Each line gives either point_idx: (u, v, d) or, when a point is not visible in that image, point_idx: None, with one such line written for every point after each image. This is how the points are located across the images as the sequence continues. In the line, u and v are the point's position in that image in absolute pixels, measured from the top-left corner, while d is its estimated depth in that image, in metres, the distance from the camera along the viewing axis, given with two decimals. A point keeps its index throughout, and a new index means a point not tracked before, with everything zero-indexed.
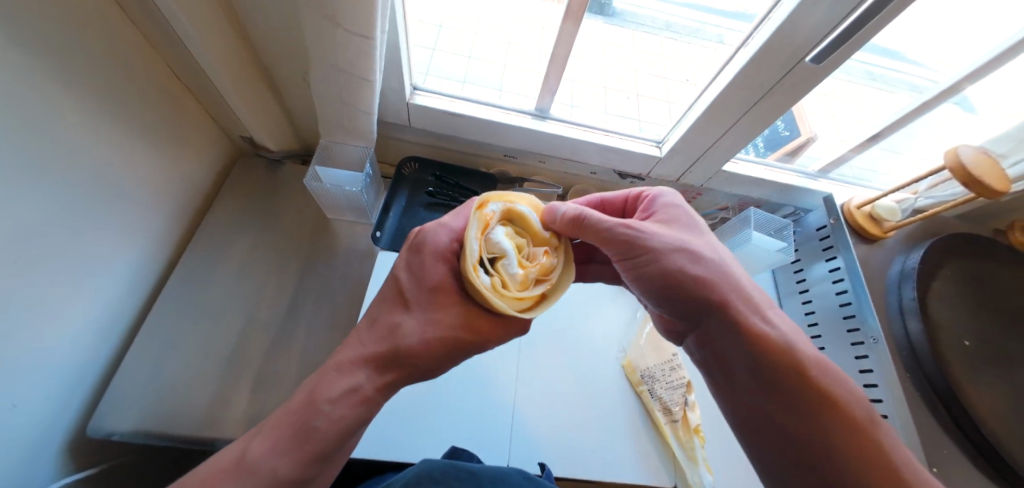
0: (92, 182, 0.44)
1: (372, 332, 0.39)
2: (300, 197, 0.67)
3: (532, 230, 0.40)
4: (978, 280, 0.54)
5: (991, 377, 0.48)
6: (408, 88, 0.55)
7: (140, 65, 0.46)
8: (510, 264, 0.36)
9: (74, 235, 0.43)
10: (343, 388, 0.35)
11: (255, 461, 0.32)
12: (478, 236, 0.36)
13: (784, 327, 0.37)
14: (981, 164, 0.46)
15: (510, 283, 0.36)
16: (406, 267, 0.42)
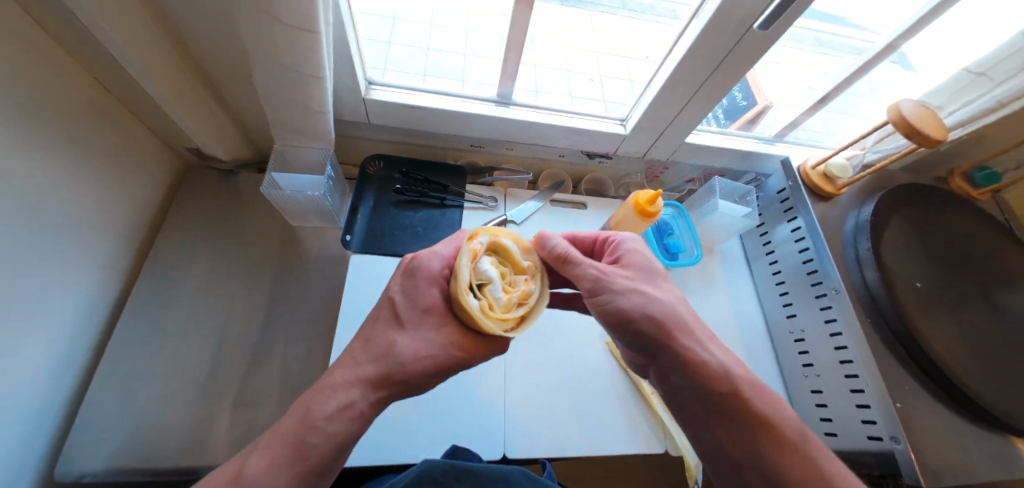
0: (24, 211, 0.40)
1: (367, 350, 0.38)
2: (260, 207, 0.64)
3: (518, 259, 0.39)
4: (925, 225, 0.58)
5: (940, 313, 0.52)
6: (363, 83, 0.53)
7: (62, 79, 0.42)
8: (497, 290, 0.36)
9: (12, 272, 0.40)
10: (341, 404, 0.34)
11: (253, 480, 0.30)
12: (468, 264, 0.36)
13: (725, 357, 0.40)
14: (920, 115, 0.49)
15: (497, 306, 0.36)
16: (401, 288, 0.41)
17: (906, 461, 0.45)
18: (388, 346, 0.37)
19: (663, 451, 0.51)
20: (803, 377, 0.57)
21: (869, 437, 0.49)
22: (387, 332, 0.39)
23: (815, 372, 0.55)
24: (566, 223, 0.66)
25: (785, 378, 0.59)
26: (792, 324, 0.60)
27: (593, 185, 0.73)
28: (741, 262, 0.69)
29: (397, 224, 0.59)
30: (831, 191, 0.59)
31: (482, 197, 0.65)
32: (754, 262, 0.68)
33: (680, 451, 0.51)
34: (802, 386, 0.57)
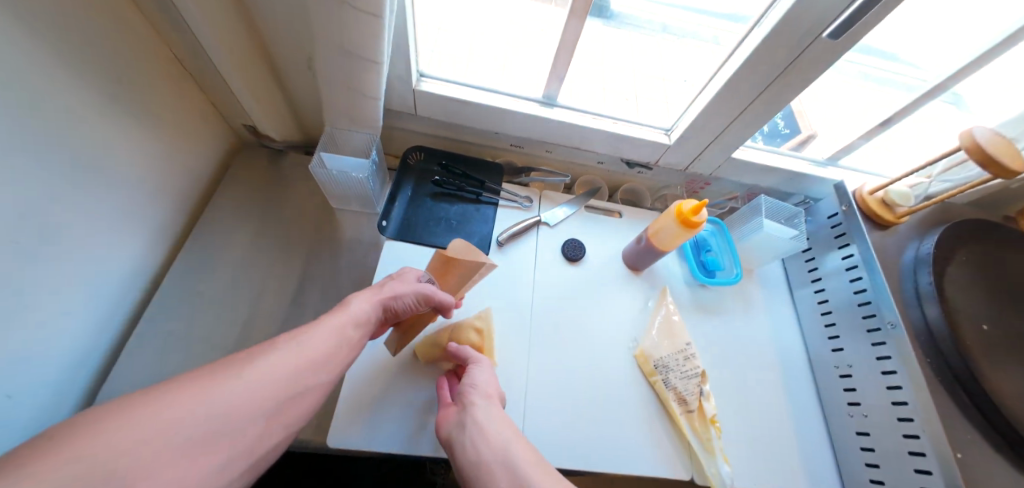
0: (92, 168, 0.42)
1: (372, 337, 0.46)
2: (303, 187, 0.66)
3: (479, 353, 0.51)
4: (992, 265, 0.54)
5: (1012, 362, 0.47)
6: (415, 74, 0.54)
7: (139, 45, 0.44)
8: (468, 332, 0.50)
9: (78, 223, 0.42)
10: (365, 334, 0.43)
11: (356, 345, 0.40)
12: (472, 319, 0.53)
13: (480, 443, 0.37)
14: (995, 144, 0.46)
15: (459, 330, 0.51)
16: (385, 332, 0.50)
17: None
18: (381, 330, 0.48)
19: (689, 478, 0.48)
20: (848, 416, 0.52)
21: None
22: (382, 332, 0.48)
23: (862, 412, 0.51)
24: (599, 230, 0.65)
25: (826, 414, 0.55)
26: (838, 359, 0.55)
27: (629, 195, 0.72)
28: (783, 288, 0.65)
29: (432, 216, 0.60)
30: (887, 220, 0.55)
31: (517, 197, 0.65)
32: (797, 289, 0.64)
33: (707, 480, 0.47)
34: (846, 426, 0.52)
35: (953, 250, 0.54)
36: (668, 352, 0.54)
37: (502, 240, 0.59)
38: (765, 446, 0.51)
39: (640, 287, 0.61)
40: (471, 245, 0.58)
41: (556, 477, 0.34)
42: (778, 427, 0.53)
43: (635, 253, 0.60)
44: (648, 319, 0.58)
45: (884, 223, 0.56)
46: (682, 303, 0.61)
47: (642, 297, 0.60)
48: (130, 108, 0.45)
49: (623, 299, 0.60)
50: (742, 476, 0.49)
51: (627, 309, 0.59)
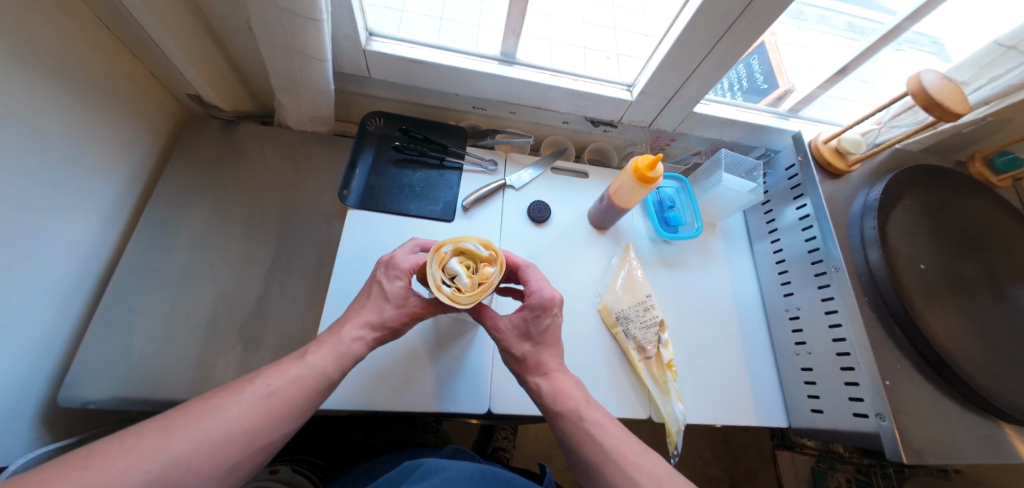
0: None
1: (387, 276, 0.42)
2: (259, 155, 0.62)
3: (479, 257, 0.37)
4: (936, 208, 0.57)
5: (945, 298, 0.50)
6: (363, 33, 0.52)
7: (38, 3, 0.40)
8: (435, 269, 0.36)
9: None
10: (390, 267, 0.42)
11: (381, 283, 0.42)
12: (472, 272, 0.36)
13: (623, 455, 0.37)
14: (943, 88, 0.47)
15: (462, 290, 0.35)
16: (388, 274, 0.42)
17: (891, 439, 0.44)
18: (394, 273, 0.42)
19: (647, 417, 0.52)
20: (795, 355, 0.56)
21: (855, 415, 0.48)
22: (390, 279, 0.42)
23: (807, 350, 0.55)
24: (565, 191, 0.65)
25: (776, 356, 0.59)
26: (788, 303, 0.59)
27: (596, 155, 0.73)
28: (743, 240, 0.68)
29: (394, 183, 0.59)
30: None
31: (482, 161, 0.64)
32: (755, 242, 0.67)
33: (663, 418, 0.51)
34: (793, 365, 0.56)
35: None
36: (630, 304, 0.56)
37: (466, 205, 0.59)
38: (715, 385, 0.55)
39: (605, 245, 0.63)
40: (435, 212, 0.58)
41: (647, 470, 0.36)
42: (732, 372, 0.57)
43: (599, 212, 0.61)
44: (612, 275, 0.60)
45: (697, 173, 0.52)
46: (645, 257, 0.63)
47: (607, 255, 0.62)
48: None
49: (589, 258, 0.61)
50: (697, 413, 0.53)
51: (592, 266, 0.60)
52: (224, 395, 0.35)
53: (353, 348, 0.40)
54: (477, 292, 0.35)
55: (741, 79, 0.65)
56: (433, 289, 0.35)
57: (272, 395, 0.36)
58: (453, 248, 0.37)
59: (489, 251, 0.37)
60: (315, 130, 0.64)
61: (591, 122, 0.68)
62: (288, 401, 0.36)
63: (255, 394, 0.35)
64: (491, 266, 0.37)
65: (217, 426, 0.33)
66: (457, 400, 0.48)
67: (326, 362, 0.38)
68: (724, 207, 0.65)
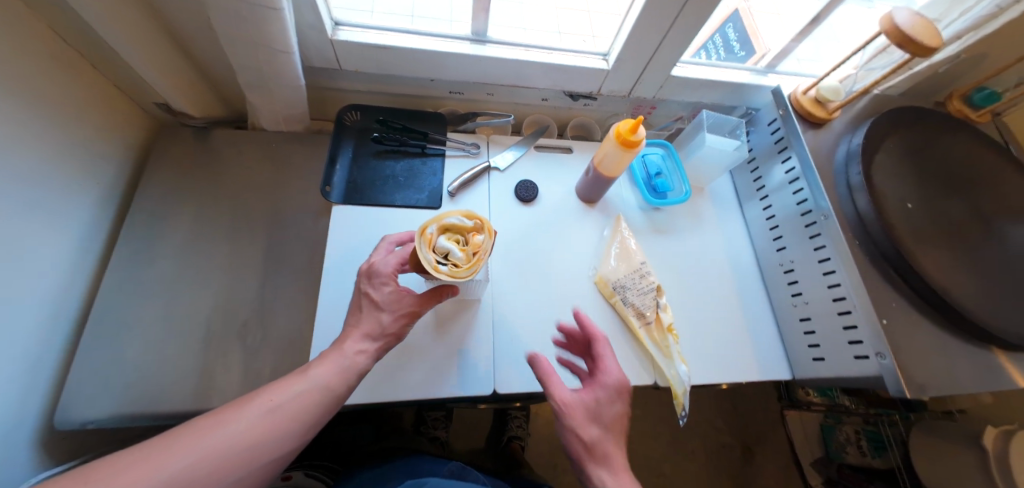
0: None
1: (373, 284, 0.42)
2: (237, 160, 0.61)
3: (466, 229, 0.37)
4: (918, 148, 0.57)
5: (934, 235, 0.51)
6: (328, 23, 0.51)
7: None
8: (427, 252, 0.35)
9: None
10: (373, 274, 0.42)
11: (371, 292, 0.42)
12: (464, 245, 0.36)
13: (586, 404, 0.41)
14: (916, 24, 0.46)
15: (460, 265, 0.35)
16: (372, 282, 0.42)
17: (892, 377, 0.45)
18: (376, 280, 0.42)
19: (653, 382, 0.52)
20: (793, 308, 0.57)
21: (856, 358, 0.49)
22: (375, 287, 0.42)
23: (804, 301, 0.55)
24: (550, 167, 0.65)
25: (775, 310, 0.59)
26: (782, 257, 0.59)
27: (578, 130, 0.72)
28: (733, 201, 0.68)
29: (377, 175, 0.59)
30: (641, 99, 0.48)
31: (464, 144, 0.64)
32: (745, 202, 0.67)
33: (668, 382, 0.51)
34: (791, 317, 0.57)
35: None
36: (625, 273, 0.56)
37: (452, 190, 0.58)
38: (717, 344, 0.55)
39: (595, 218, 0.62)
40: (422, 200, 0.58)
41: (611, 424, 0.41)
42: (733, 330, 0.57)
43: (587, 185, 0.60)
44: (605, 247, 0.60)
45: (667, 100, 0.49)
46: (637, 227, 0.63)
47: (599, 227, 0.62)
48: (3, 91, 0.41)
49: (580, 232, 0.61)
50: (702, 374, 0.53)
51: (585, 240, 0.60)
52: (230, 409, 0.35)
53: (355, 360, 0.39)
54: (475, 263, 0.35)
55: (719, 46, 0.65)
56: (431, 272, 0.34)
57: (275, 410, 0.35)
58: (437, 226, 0.36)
59: (474, 221, 0.37)
60: (291, 129, 0.63)
61: (570, 96, 0.67)
62: (291, 417, 0.35)
63: (258, 410, 0.35)
64: (480, 234, 0.36)
65: (218, 439, 0.32)
66: (462, 384, 0.48)
67: (328, 374, 0.37)
68: (710, 169, 0.65)
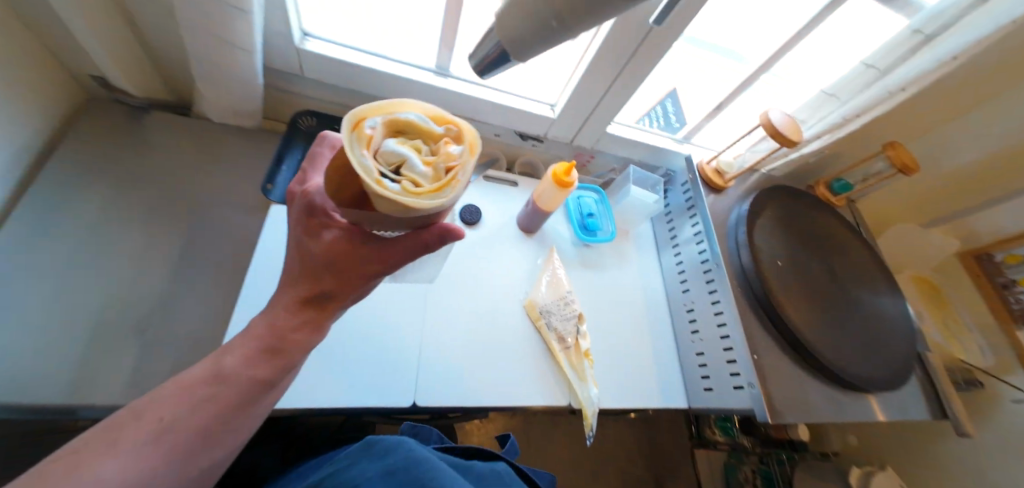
0: None
1: (303, 213, 0.36)
2: (174, 146, 0.59)
3: (427, 133, 0.29)
4: (791, 219, 0.70)
5: (796, 288, 0.63)
6: (296, 33, 0.54)
7: None
8: (366, 156, 0.26)
9: None
10: (310, 199, 0.36)
11: (305, 218, 0.36)
12: (428, 157, 0.28)
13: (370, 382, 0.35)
14: (785, 124, 0.60)
15: (422, 180, 0.27)
16: (305, 206, 0.36)
17: (760, 405, 0.53)
18: (308, 197, 0.36)
19: (567, 404, 0.56)
20: (691, 343, 0.65)
21: (735, 388, 0.57)
22: (308, 206, 0.36)
23: (700, 337, 0.63)
24: (495, 197, 0.70)
25: (678, 345, 0.67)
26: (685, 299, 0.68)
27: (525, 167, 0.79)
28: (652, 247, 0.78)
29: None
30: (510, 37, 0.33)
31: None
32: (661, 249, 0.77)
33: (581, 403, 0.55)
34: (690, 351, 0.65)
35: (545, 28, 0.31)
36: (551, 299, 0.61)
37: None
38: (626, 371, 0.61)
39: (531, 247, 0.68)
40: None
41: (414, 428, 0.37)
42: (642, 359, 0.63)
43: (526, 216, 0.66)
44: (537, 274, 0.65)
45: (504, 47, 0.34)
46: (568, 259, 0.69)
47: (533, 256, 0.67)
48: None
49: (516, 259, 0.66)
50: (613, 397, 0.58)
51: (519, 266, 0.65)
52: (102, 440, 0.28)
53: (259, 372, 0.34)
54: (447, 180, 0.27)
55: (659, 115, 0.78)
56: (374, 185, 0.24)
57: (165, 432, 0.30)
58: (384, 124, 0.28)
59: (442, 129, 0.29)
60: (240, 124, 0.63)
61: (520, 136, 0.74)
62: (194, 434, 0.31)
63: (142, 434, 0.29)
64: (452, 144, 0.29)
65: (116, 442, 0.28)
66: (383, 393, 0.49)
67: (229, 384, 0.33)
68: (634, 217, 0.75)
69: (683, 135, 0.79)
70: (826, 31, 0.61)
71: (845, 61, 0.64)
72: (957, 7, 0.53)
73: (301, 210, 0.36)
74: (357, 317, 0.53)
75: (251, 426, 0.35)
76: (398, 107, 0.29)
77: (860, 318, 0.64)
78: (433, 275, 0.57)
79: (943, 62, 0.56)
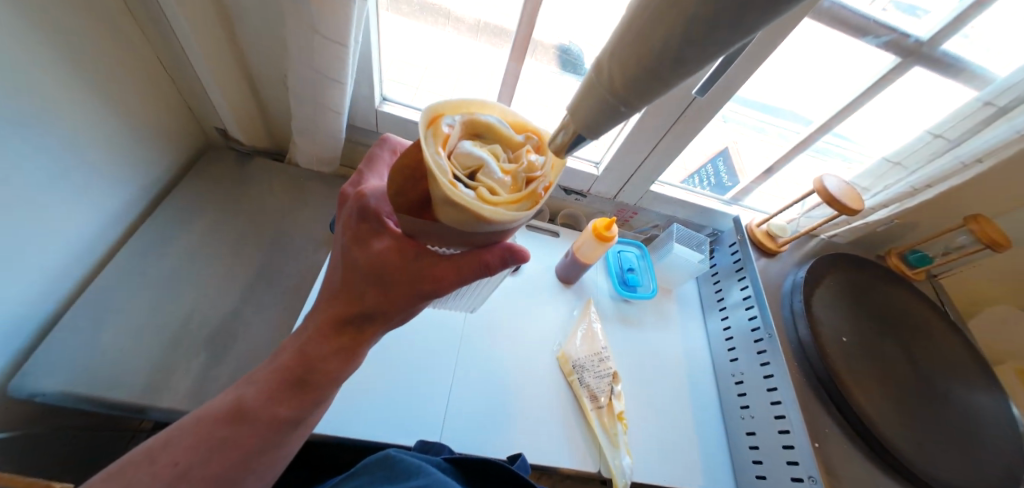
0: (52, 150, 0.47)
1: (357, 218, 0.37)
2: (266, 186, 0.70)
3: (505, 139, 0.30)
4: (857, 291, 0.64)
5: (865, 369, 0.56)
6: (377, 98, 0.64)
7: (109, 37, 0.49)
8: (444, 157, 0.27)
9: (32, 197, 0.46)
10: (367, 204, 0.37)
11: (358, 223, 0.37)
12: (505, 164, 0.28)
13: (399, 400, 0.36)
14: (843, 191, 0.57)
15: (499, 190, 0.27)
16: (359, 210, 0.37)
17: None
18: (364, 200, 0.37)
19: (597, 471, 0.52)
20: (741, 419, 0.59)
21: (793, 480, 0.50)
22: (363, 210, 0.37)
23: (751, 414, 0.57)
24: (536, 246, 0.73)
25: (725, 419, 0.61)
26: (734, 368, 0.63)
27: (568, 219, 0.82)
28: (697, 308, 0.74)
29: None
30: (582, 120, 0.24)
31: None
32: (707, 311, 0.73)
33: (611, 472, 0.52)
34: (739, 428, 0.58)
35: (618, 109, 0.23)
36: (585, 353, 0.59)
37: None
38: (664, 442, 0.56)
39: (568, 298, 0.68)
40: None
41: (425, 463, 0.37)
42: (683, 431, 0.58)
43: (565, 266, 0.67)
44: (572, 326, 0.64)
45: (577, 132, 0.25)
46: (605, 313, 0.68)
47: (569, 307, 0.67)
48: (99, 96, 0.50)
49: (552, 308, 0.66)
50: (649, 471, 0.53)
51: (554, 316, 0.65)
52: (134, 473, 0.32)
53: (279, 409, 0.37)
54: (523, 191, 0.27)
55: (709, 175, 0.77)
56: (449, 187, 0.25)
57: (183, 475, 0.32)
58: (463, 126, 0.29)
59: (522, 137, 0.30)
60: (321, 170, 0.73)
61: (564, 190, 0.78)
62: (210, 475, 0.33)
63: (162, 478, 0.32)
64: (531, 152, 0.29)
65: (137, 484, 0.31)
66: (409, 431, 0.49)
67: (249, 424, 0.35)
68: (677, 275, 0.73)
69: (731, 195, 0.78)
70: (893, 95, 0.57)
71: (909, 131, 0.63)
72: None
73: (355, 216, 0.37)
74: (395, 351, 0.55)
75: (276, 462, 0.38)
76: (478, 113, 0.30)
77: (949, 413, 0.55)
78: (474, 304, 0.62)
79: (1010, 138, 0.55)
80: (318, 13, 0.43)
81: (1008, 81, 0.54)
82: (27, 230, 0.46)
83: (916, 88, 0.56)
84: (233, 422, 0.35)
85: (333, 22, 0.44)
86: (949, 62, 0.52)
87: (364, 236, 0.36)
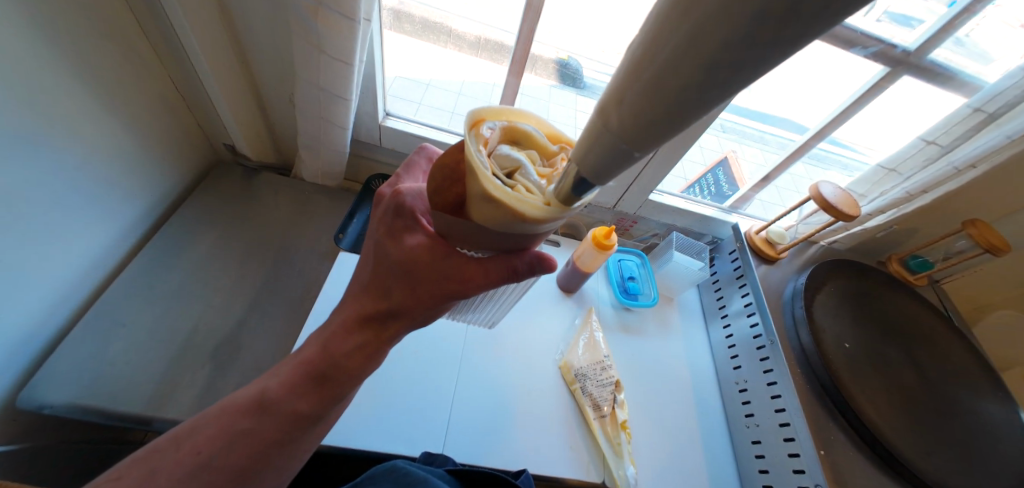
0: (64, 168, 0.48)
1: (392, 216, 0.38)
2: (271, 200, 0.71)
3: (540, 147, 0.31)
4: (858, 297, 0.64)
5: (868, 376, 0.55)
6: (381, 112, 0.65)
7: (123, 61, 0.52)
8: (483, 156, 0.28)
9: (42, 213, 0.47)
10: (404, 203, 0.38)
11: (393, 221, 0.38)
12: (542, 169, 0.29)
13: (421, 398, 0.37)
14: (840, 198, 0.58)
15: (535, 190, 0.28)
16: (395, 209, 0.38)
17: None
18: (402, 199, 0.38)
19: (600, 481, 0.51)
20: (745, 428, 0.58)
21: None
22: (399, 209, 0.38)
23: (755, 422, 0.57)
24: None
25: (730, 428, 0.60)
26: (738, 376, 0.63)
27: (569, 229, 0.83)
28: (699, 316, 0.74)
29: None
30: (589, 165, 0.22)
31: None
32: (709, 318, 0.73)
33: (615, 482, 0.51)
34: (744, 437, 0.58)
35: (629, 154, 0.21)
36: (587, 362, 0.59)
37: None
38: (668, 452, 0.56)
39: (569, 307, 0.68)
40: None
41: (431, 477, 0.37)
42: (687, 440, 0.58)
43: (566, 275, 0.68)
44: (574, 334, 0.64)
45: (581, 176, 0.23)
46: (607, 322, 0.68)
47: (570, 316, 0.67)
48: (111, 115, 0.52)
49: (554, 317, 0.66)
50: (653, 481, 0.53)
51: (556, 325, 0.65)
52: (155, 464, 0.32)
53: (299, 404, 0.37)
54: None
55: (710, 184, 0.79)
56: (488, 182, 0.26)
57: (201, 467, 0.33)
58: (503, 131, 0.30)
59: (557, 146, 0.31)
60: (325, 184, 0.74)
61: None
62: (227, 469, 0.33)
63: (183, 467, 0.32)
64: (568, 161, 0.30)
65: (162, 469, 0.32)
66: (411, 441, 0.49)
67: (270, 417, 0.36)
68: (678, 283, 0.73)
69: (729, 204, 0.79)
70: (885, 103, 0.59)
71: (903, 137, 0.64)
72: (1015, 89, 0.52)
73: (392, 214, 0.38)
74: (397, 361, 0.55)
75: (293, 460, 0.38)
76: (517, 121, 0.31)
77: (955, 422, 0.54)
78: (491, 319, 0.63)
79: (1001, 144, 0.54)
80: (325, 33, 0.46)
81: (995, 88, 0.54)
82: (39, 245, 0.48)
83: (905, 97, 0.58)
84: (255, 413, 0.36)
85: (338, 42, 0.46)
86: (937, 71, 0.53)
87: (397, 233, 0.37)
